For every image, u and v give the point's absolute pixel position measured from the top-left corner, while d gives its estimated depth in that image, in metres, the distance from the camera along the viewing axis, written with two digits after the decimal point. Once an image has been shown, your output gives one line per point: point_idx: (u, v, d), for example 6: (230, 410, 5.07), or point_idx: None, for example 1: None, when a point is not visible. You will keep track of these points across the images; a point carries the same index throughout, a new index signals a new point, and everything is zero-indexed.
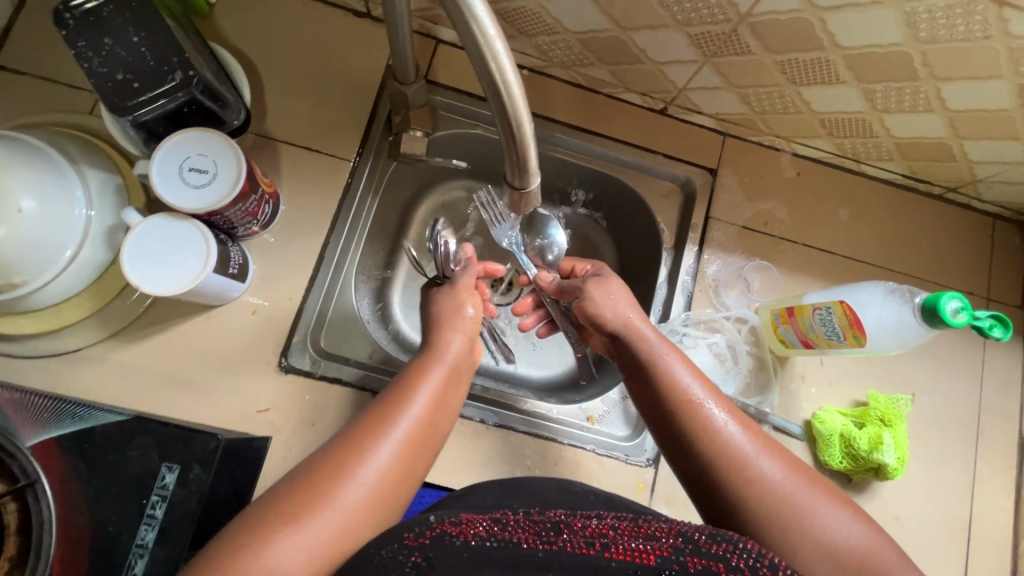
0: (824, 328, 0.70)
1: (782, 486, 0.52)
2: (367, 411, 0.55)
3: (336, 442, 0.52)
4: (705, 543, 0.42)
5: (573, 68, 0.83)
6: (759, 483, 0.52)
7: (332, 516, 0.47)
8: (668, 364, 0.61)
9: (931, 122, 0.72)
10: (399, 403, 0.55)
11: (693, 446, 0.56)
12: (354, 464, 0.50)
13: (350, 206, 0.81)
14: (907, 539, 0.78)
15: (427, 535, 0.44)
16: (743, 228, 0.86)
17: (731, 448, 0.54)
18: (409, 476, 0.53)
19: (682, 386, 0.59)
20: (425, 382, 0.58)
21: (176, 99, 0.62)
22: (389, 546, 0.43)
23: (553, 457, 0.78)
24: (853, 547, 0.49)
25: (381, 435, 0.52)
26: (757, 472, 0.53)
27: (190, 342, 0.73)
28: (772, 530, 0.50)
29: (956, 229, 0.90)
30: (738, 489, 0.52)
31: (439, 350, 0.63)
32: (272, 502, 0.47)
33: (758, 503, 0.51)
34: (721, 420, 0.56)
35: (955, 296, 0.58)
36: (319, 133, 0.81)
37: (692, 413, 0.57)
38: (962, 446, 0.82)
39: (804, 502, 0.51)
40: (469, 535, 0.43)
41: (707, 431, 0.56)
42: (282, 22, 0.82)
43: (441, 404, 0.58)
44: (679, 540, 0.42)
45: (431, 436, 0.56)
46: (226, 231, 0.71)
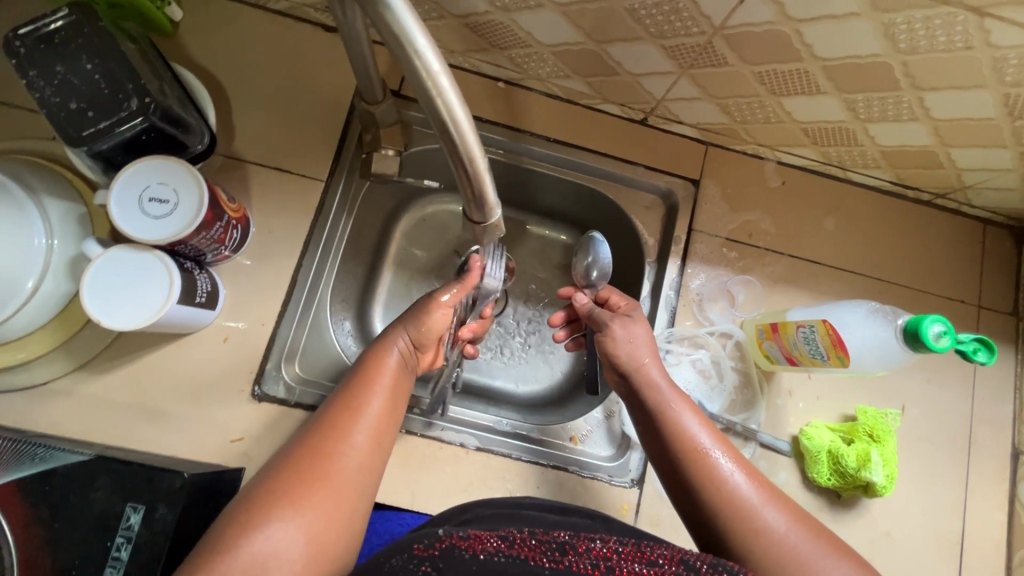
0: (807, 346, 0.68)
1: (786, 538, 0.52)
2: (329, 408, 0.55)
3: (310, 429, 0.53)
4: (708, 571, 0.40)
5: (549, 80, 0.81)
6: (763, 535, 0.52)
7: (319, 500, 0.48)
8: (676, 412, 0.60)
9: (916, 130, 0.70)
10: (363, 389, 0.57)
11: (696, 491, 0.56)
12: (331, 448, 0.51)
13: (323, 226, 0.79)
14: (898, 555, 0.77)
15: (436, 546, 0.41)
16: (727, 239, 0.84)
17: (737, 497, 0.55)
18: (382, 453, 0.55)
19: (690, 436, 0.59)
20: (385, 366, 0.60)
21: (133, 127, 0.60)
22: (398, 554, 0.41)
23: (536, 479, 0.76)
24: None
25: (351, 419, 0.54)
26: (760, 523, 0.53)
27: (160, 372, 0.71)
28: None
29: (945, 236, 0.88)
30: (744, 540, 0.52)
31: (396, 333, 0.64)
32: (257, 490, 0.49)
33: (764, 555, 0.52)
34: (727, 469, 0.56)
35: (938, 319, 0.56)
36: (290, 152, 0.79)
37: (701, 463, 0.57)
38: (954, 459, 0.81)
39: (807, 554, 0.51)
40: (478, 549, 0.41)
41: (713, 482, 0.56)
42: (250, 39, 0.80)
43: (396, 396, 0.59)
44: (681, 566, 0.40)
45: (396, 416, 0.58)
46: (193, 258, 0.69)
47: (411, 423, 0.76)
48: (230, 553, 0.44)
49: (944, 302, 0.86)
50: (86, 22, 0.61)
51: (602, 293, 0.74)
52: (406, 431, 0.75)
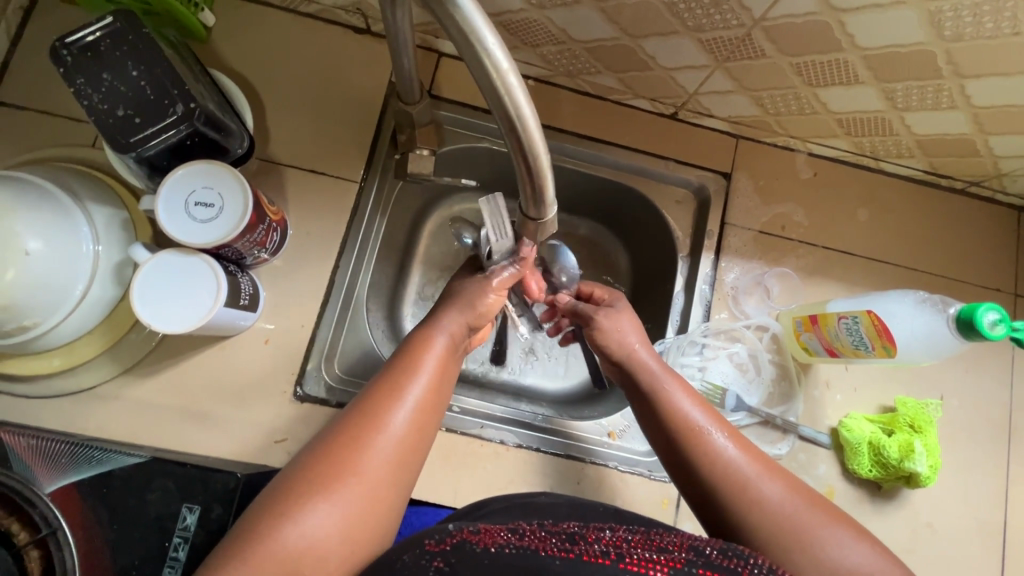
0: (850, 337, 0.68)
1: (782, 507, 0.52)
2: (373, 389, 0.54)
3: (352, 410, 0.53)
4: (718, 557, 0.40)
5: (579, 76, 0.81)
6: (761, 505, 0.52)
7: (360, 481, 0.48)
8: (667, 390, 0.61)
9: (955, 118, 0.70)
10: (407, 372, 0.56)
11: (695, 469, 0.55)
12: (373, 428, 0.51)
13: (359, 227, 0.80)
14: (939, 546, 0.77)
15: (448, 541, 0.42)
16: (760, 233, 0.83)
17: (732, 469, 0.54)
18: (424, 438, 0.54)
19: (683, 414, 0.58)
20: (429, 350, 0.58)
21: (178, 132, 0.61)
22: (410, 551, 0.42)
23: (576, 475, 0.76)
24: (855, 565, 0.48)
25: (392, 403, 0.53)
26: (756, 495, 0.52)
27: (204, 374, 0.72)
28: (776, 549, 0.49)
29: (980, 225, 0.87)
30: (743, 512, 0.52)
31: (438, 324, 0.62)
32: (298, 469, 0.48)
33: (764, 525, 0.51)
34: (722, 445, 0.56)
35: (992, 307, 0.56)
36: (324, 154, 0.79)
37: (699, 440, 0.56)
38: (994, 448, 0.80)
39: (805, 524, 0.50)
40: (489, 543, 0.41)
41: (710, 457, 0.55)
42: (281, 42, 0.80)
43: (443, 380, 0.58)
44: (692, 552, 0.41)
45: (440, 399, 0.56)
46: (234, 261, 0.70)
47: (451, 420, 0.76)
48: (264, 543, 0.44)
49: (982, 291, 0.85)
50: (130, 30, 0.61)
51: (585, 289, 0.76)
52: (447, 428, 0.76)
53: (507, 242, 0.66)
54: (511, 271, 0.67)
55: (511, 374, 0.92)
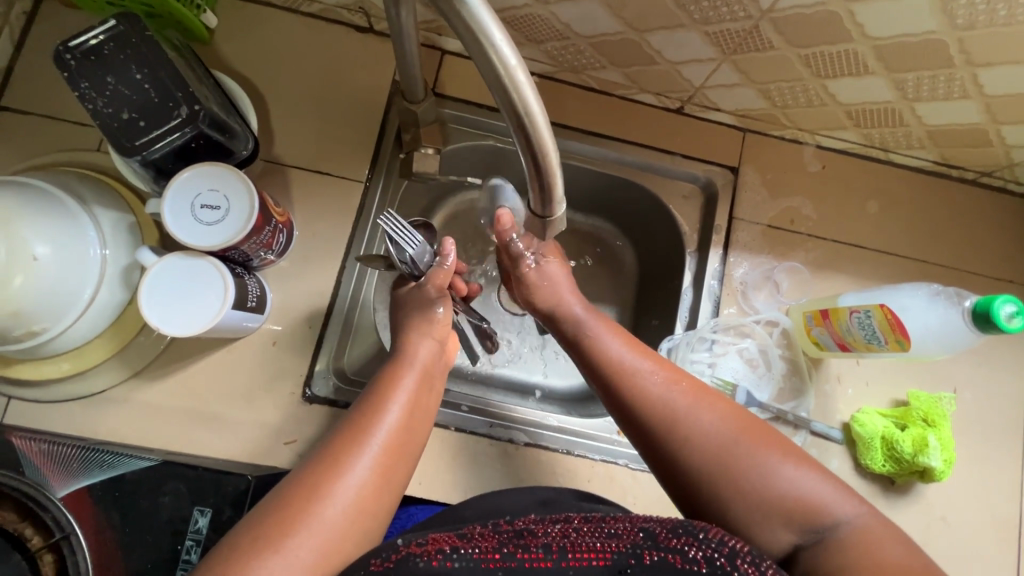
0: (862, 331, 0.67)
1: (717, 434, 0.52)
2: (343, 427, 0.52)
3: (313, 460, 0.49)
4: (665, 538, 0.41)
5: (584, 72, 0.81)
6: (696, 436, 0.52)
7: (313, 533, 0.44)
8: (598, 336, 0.62)
9: (967, 108, 0.69)
10: (373, 413, 0.53)
11: (633, 410, 0.56)
12: (331, 476, 0.47)
13: (364, 227, 0.79)
14: (954, 540, 0.76)
15: (394, 558, 0.40)
16: (769, 227, 0.83)
17: (665, 404, 0.55)
18: (389, 487, 0.50)
19: (612, 356, 0.60)
20: (397, 389, 0.56)
21: (183, 135, 0.61)
22: (355, 573, 0.40)
23: (585, 473, 0.76)
24: (791, 490, 0.49)
25: (355, 447, 0.50)
26: (689, 427, 0.53)
27: (212, 377, 0.72)
28: (713, 477, 0.51)
29: (992, 215, 0.86)
30: (680, 444, 0.53)
31: (410, 353, 0.61)
32: (249, 523, 0.45)
33: (700, 454, 0.52)
34: (654, 381, 0.56)
35: (1009, 299, 0.55)
36: (329, 155, 0.79)
37: (629, 379, 0.57)
38: (1008, 441, 0.79)
39: (739, 447, 0.51)
40: (432, 555, 0.40)
41: (645, 396, 0.56)
42: (284, 43, 0.80)
43: (417, 408, 0.56)
44: (640, 536, 0.41)
45: (408, 444, 0.53)
46: (241, 264, 0.69)
47: (459, 420, 0.76)
48: None
49: (994, 282, 0.84)
50: (133, 33, 0.61)
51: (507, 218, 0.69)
52: (456, 428, 0.75)
53: (425, 247, 0.69)
54: (444, 265, 0.68)
55: (519, 372, 0.91)
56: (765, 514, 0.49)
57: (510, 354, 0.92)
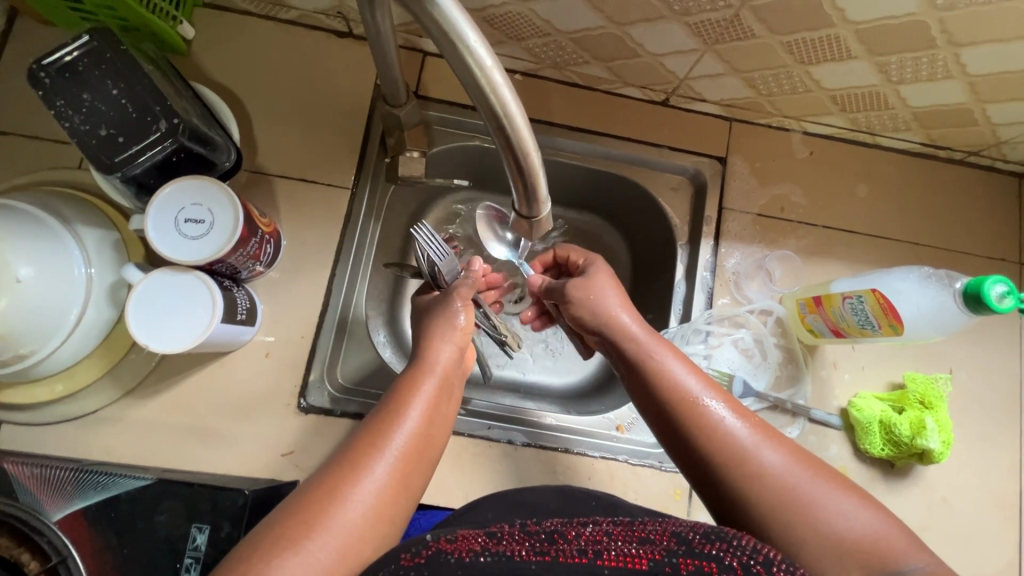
0: (856, 317, 0.66)
1: (784, 478, 0.50)
2: (361, 432, 0.52)
3: (333, 461, 0.50)
4: (699, 543, 0.40)
5: (567, 68, 0.80)
6: (760, 477, 0.50)
7: (330, 538, 0.44)
8: (660, 360, 0.58)
9: (951, 88, 0.68)
10: (392, 418, 0.52)
11: (691, 442, 0.54)
12: (352, 481, 0.47)
13: (353, 235, 0.79)
14: (956, 521, 0.76)
15: (423, 554, 0.41)
16: (759, 216, 0.83)
17: (734, 440, 0.52)
18: (407, 493, 0.50)
19: (676, 384, 0.56)
20: (418, 394, 0.55)
21: (163, 150, 0.60)
22: (385, 569, 0.40)
23: (586, 471, 0.76)
24: (858, 537, 0.47)
25: (374, 453, 0.49)
26: (756, 466, 0.51)
27: (206, 391, 0.72)
28: (778, 521, 0.48)
29: (980, 194, 0.86)
30: (741, 484, 0.50)
31: (428, 356, 0.59)
32: (272, 520, 0.46)
33: (764, 497, 0.49)
34: (723, 418, 0.53)
35: (1000, 280, 0.54)
36: (314, 162, 0.78)
37: (692, 411, 0.54)
38: (1006, 419, 0.80)
39: (806, 492, 0.49)
40: (463, 552, 0.40)
41: (707, 430, 0.53)
42: (263, 51, 0.79)
43: (437, 415, 0.55)
44: (673, 541, 0.41)
45: (427, 451, 0.52)
46: (229, 276, 0.69)
47: (456, 423, 0.76)
48: None
49: (985, 261, 0.84)
50: (108, 47, 0.60)
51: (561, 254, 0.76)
52: (453, 432, 0.75)
53: (453, 258, 0.69)
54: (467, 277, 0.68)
55: (516, 371, 0.91)
56: (838, 562, 0.46)
57: (506, 355, 0.92)
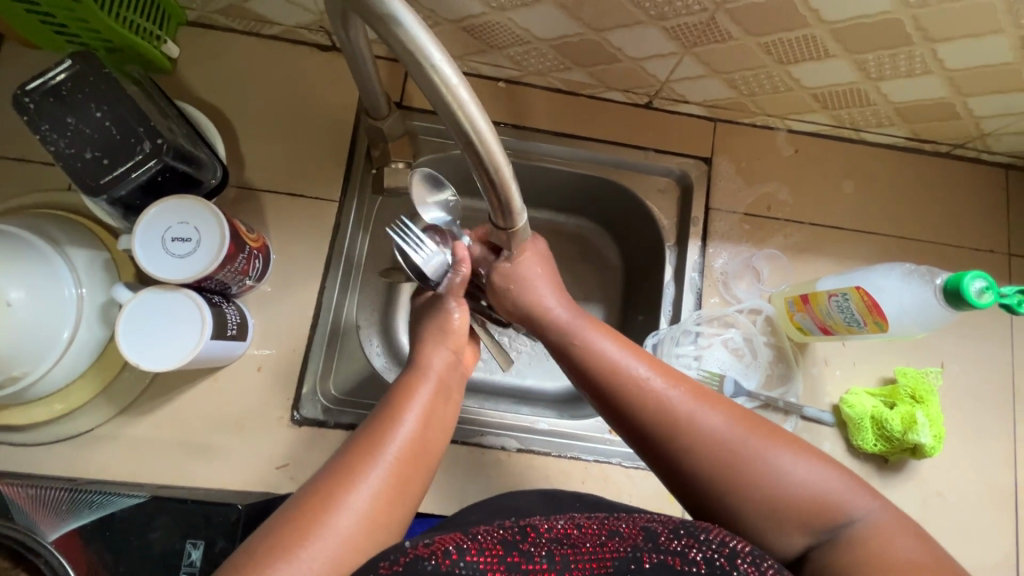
0: (842, 314, 0.67)
1: (726, 440, 0.51)
2: (358, 437, 0.52)
3: (328, 470, 0.50)
4: (666, 540, 0.42)
5: (550, 74, 0.81)
6: (705, 444, 0.52)
7: (326, 543, 0.44)
8: (588, 337, 0.60)
9: (931, 83, 0.69)
10: (387, 426, 0.53)
11: (635, 419, 0.55)
12: (346, 490, 0.47)
13: (341, 247, 0.79)
14: (952, 514, 0.76)
15: (401, 562, 0.39)
16: (745, 215, 0.83)
17: (669, 409, 0.53)
18: (405, 497, 0.50)
19: (607, 360, 0.57)
20: (414, 400, 0.55)
21: (148, 170, 0.61)
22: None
23: (579, 475, 0.76)
24: (804, 489, 0.49)
25: (370, 459, 0.50)
26: (697, 432, 0.52)
27: (200, 407, 0.72)
28: (727, 484, 0.50)
29: (967, 186, 0.86)
30: (688, 453, 0.52)
31: (422, 364, 0.60)
32: (265, 533, 0.45)
33: (710, 462, 0.51)
34: (659, 390, 0.54)
35: (979, 275, 0.54)
36: (301, 176, 0.79)
37: (630, 389, 0.55)
38: (999, 410, 0.80)
39: (748, 451, 0.51)
40: (441, 560, 0.38)
41: (648, 406, 0.54)
42: (248, 67, 0.80)
43: (434, 419, 0.55)
44: (641, 538, 0.42)
45: (424, 457, 0.52)
46: (219, 292, 0.69)
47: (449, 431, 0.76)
48: None
49: (974, 253, 0.84)
50: (91, 70, 0.61)
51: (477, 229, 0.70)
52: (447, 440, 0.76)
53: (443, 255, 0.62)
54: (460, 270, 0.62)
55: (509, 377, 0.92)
56: (775, 514, 0.49)
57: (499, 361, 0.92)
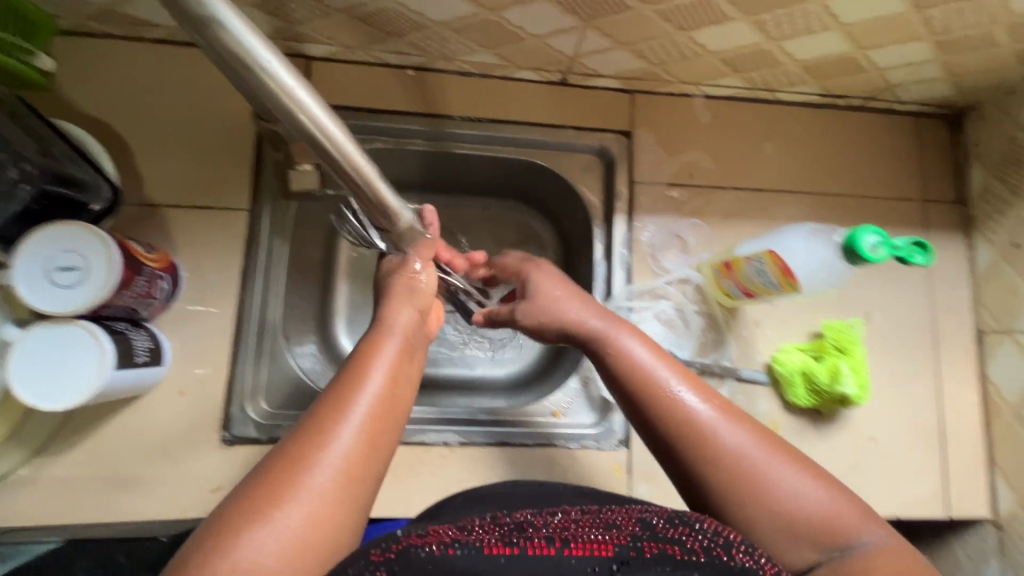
0: (760, 278, 0.68)
1: (746, 457, 0.51)
2: (327, 393, 0.48)
3: (297, 430, 0.45)
4: (663, 528, 0.42)
5: (457, 59, 0.78)
6: (725, 458, 0.51)
7: (296, 511, 0.40)
8: (621, 344, 0.59)
9: (831, 38, 0.69)
10: (354, 378, 0.48)
11: (658, 427, 0.54)
12: (314, 448, 0.43)
13: (257, 257, 0.76)
14: (884, 456, 0.79)
15: (393, 548, 0.38)
16: (669, 186, 0.83)
17: (692, 419, 0.53)
18: (375, 457, 0.45)
19: (640, 369, 0.56)
20: (380, 356, 0.50)
21: (22, 200, 0.60)
22: (354, 563, 0.37)
23: (524, 461, 0.75)
24: (816, 512, 0.49)
25: (337, 418, 0.45)
26: (718, 448, 0.51)
27: (121, 439, 0.69)
28: (742, 496, 0.49)
29: (881, 138, 0.88)
30: (708, 465, 0.51)
31: (388, 320, 0.54)
32: (235, 499, 0.41)
33: (729, 477, 0.50)
34: (686, 401, 0.54)
35: (871, 230, 0.54)
36: (207, 188, 0.75)
37: (656, 396, 0.54)
38: (921, 352, 0.83)
39: (767, 470, 0.50)
40: (434, 544, 0.38)
41: (674, 415, 0.53)
42: (134, 75, 0.75)
43: (403, 374, 0.51)
44: (638, 526, 0.42)
45: (396, 408, 0.48)
46: (126, 318, 0.66)
47: None
48: None
49: (892, 203, 0.86)
50: None
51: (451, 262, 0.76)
52: None
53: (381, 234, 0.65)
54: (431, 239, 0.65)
55: (454, 369, 0.91)
56: (780, 530, 0.49)
57: (442, 354, 0.92)
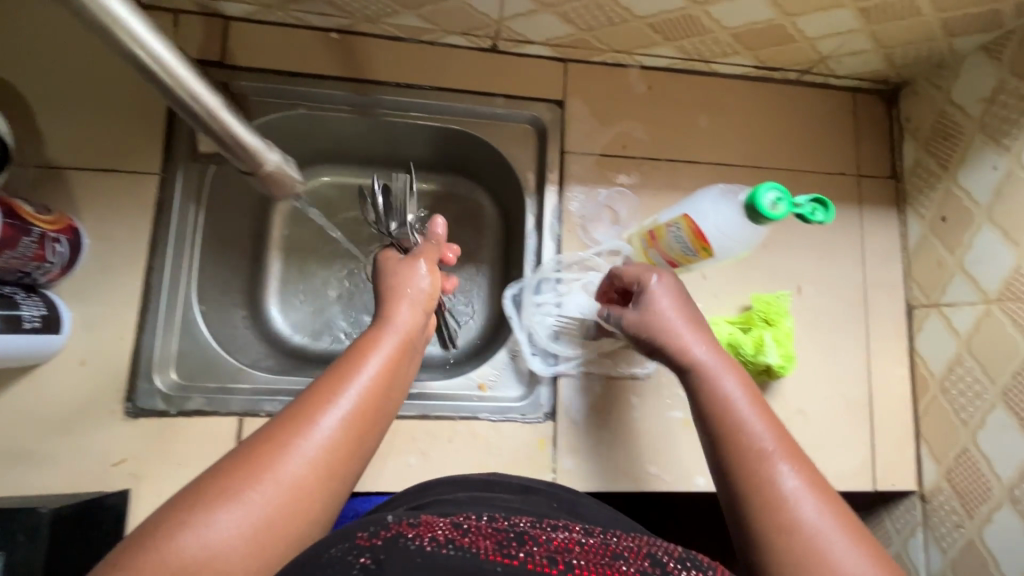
0: (679, 245, 0.66)
1: (819, 534, 0.44)
2: (318, 379, 0.48)
3: (288, 410, 0.45)
4: (675, 568, 0.32)
5: (380, 21, 0.75)
6: (796, 527, 0.45)
7: (273, 488, 0.40)
8: (720, 382, 0.56)
9: (755, 3, 0.67)
10: (349, 369, 0.48)
11: (729, 473, 0.51)
12: (298, 430, 0.43)
13: (168, 222, 0.73)
14: (813, 429, 0.79)
15: (380, 535, 0.33)
16: (601, 156, 0.81)
17: (770, 478, 0.48)
18: (357, 452, 0.45)
19: (731, 408, 0.54)
20: (376, 349, 0.51)
21: None
22: (338, 545, 0.33)
23: (446, 434, 0.73)
24: None
25: (323, 405, 0.45)
26: (792, 517, 0.46)
27: (17, 411, 0.66)
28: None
29: (817, 112, 0.87)
30: (772, 526, 0.46)
31: (389, 319, 0.55)
32: (219, 468, 0.41)
33: (795, 548, 0.44)
34: (769, 455, 0.50)
35: (772, 186, 0.54)
36: (115, 150, 0.72)
37: (739, 441, 0.52)
38: (852, 325, 0.83)
39: (843, 558, 0.43)
40: (426, 538, 0.32)
41: (750, 464, 0.50)
42: (36, 30, 0.71)
43: (396, 374, 0.51)
44: (645, 562, 0.32)
45: (379, 407, 0.48)
46: (16, 283, 0.63)
47: None
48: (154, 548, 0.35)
49: (826, 177, 0.86)
50: None
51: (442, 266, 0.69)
52: None
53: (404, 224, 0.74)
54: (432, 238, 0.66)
55: None
56: None
57: None
